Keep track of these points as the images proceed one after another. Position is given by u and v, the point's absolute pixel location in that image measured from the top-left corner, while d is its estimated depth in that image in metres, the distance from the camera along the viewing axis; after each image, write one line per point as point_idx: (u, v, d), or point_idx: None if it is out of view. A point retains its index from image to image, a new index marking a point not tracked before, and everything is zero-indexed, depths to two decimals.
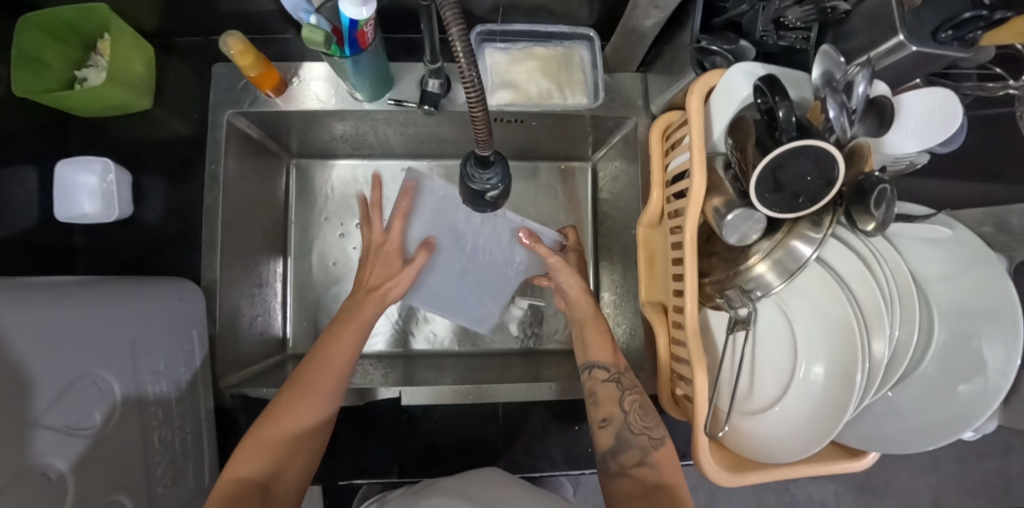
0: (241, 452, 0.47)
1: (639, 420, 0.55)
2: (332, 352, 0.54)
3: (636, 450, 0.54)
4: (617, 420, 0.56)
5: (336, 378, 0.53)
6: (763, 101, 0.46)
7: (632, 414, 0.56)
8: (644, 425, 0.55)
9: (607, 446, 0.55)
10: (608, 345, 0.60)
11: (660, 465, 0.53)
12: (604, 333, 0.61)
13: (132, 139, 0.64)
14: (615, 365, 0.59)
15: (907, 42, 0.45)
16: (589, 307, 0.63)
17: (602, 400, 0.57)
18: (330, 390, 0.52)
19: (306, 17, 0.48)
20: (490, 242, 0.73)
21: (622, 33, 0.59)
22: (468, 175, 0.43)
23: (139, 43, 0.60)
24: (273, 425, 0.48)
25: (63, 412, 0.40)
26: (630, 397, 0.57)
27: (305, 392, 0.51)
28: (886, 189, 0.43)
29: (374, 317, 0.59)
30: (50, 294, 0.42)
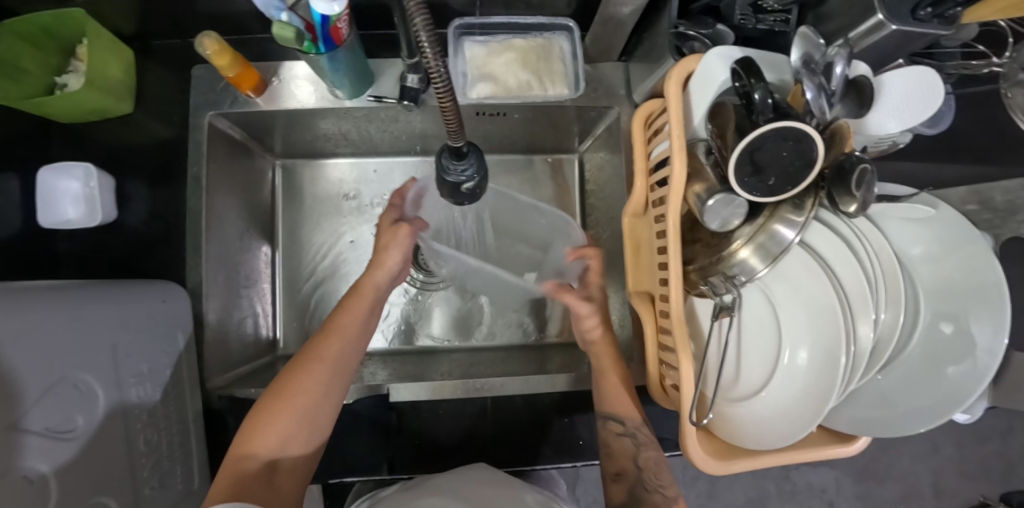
0: (249, 425, 0.46)
1: (654, 477, 0.56)
2: (344, 318, 0.53)
3: (650, 506, 0.55)
4: (631, 475, 0.57)
5: (342, 347, 0.51)
6: (741, 84, 0.45)
7: (647, 471, 0.57)
8: (659, 483, 0.56)
9: (620, 501, 0.57)
10: (628, 400, 0.57)
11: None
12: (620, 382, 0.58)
13: (113, 143, 0.64)
14: (629, 418, 0.57)
15: (887, 22, 0.44)
16: (609, 359, 0.59)
17: (616, 451, 0.58)
18: (340, 357, 0.51)
19: (276, 14, 0.45)
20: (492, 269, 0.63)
21: (600, 22, 0.58)
22: (443, 166, 0.43)
23: (118, 48, 0.60)
24: (283, 397, 0.47)
25: (42, 416, 0.39)
26: (645, 453, 0.57)
27: (312, 361, 0.49)
28: (866, 168, 0.43)
29: (385, 281, 0.57)
30: (28, 296, 0.42)
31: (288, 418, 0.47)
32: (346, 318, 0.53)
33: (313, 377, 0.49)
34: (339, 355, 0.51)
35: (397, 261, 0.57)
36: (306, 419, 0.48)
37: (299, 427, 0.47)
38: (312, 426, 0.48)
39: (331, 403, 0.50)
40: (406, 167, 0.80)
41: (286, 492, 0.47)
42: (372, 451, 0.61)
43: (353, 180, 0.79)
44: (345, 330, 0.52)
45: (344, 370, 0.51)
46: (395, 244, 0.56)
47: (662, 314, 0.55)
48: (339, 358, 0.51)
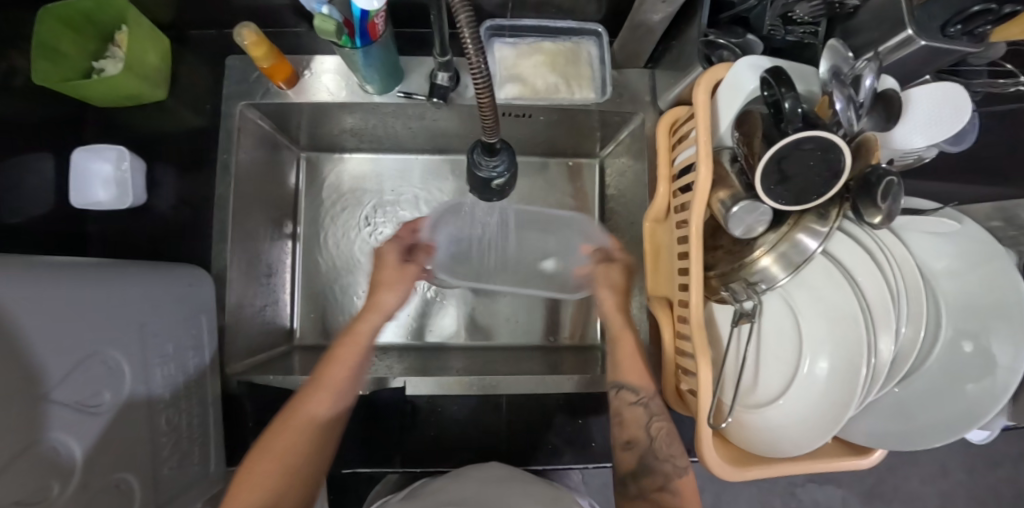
0: (233, 488, 0.47)
1: (665, 446, 0.57)
2: (334, 372, 0.54)
3: (659, 475, 0.57)
4: (641, 445, 0.57)
5: (329, 402, 0.52)
6: (770, 93, 0.46)
7: (658, 441, 0.57)
8: (670, 453, 0.57)
9: (630, 468, 0.57)
10: (642, 369, 0.58)
11: (682, 491, 0.55)
12: (636, 354, 0.59)
13: (145, 128, 0.65)
14: (644, 389, 0.58)
15: (915, 37, 0.45)
16: (623, 323, 0.61)
17: (626, 421, 0.58)
18: (326, 416, 0.52)
19: (318, 8, 0.47)
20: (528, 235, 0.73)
21: (629, 28, 0.59)
22: (475, 163, 0.44)
23: (155, 36, 0.62)
24: (262, 457, 0.48)
25: (72, 389, 0.40)
26: (656, 422, 0.58)
27: (294, 420, 0.51)
28: (892, 182, 0.44)
29: (374, 328, 0.59)
30: (66, 270, 0.43)
31: (268, 481, 0.47)
32: (332, 375, 0.54)
33: (291, 439, 0.49)
34: (323, 415, 0.52)
35: (391, 305, 0.60)
36: (290, 480, 0.48)
37: (281, 484, 0.48)
38: (295, 484, 0.49)
39: (314, 461, 0.50)
40: (426, 165, 0.81)
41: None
42: (384, 444, 0.61)
43: (375, 176, 0.80)
44: (330, 390, 0.53)
45: (328, 430, 0.52)
46: (393, 288, 0.60)
47: (682, 319, 0.55)
48: (322, 419, 0.51)
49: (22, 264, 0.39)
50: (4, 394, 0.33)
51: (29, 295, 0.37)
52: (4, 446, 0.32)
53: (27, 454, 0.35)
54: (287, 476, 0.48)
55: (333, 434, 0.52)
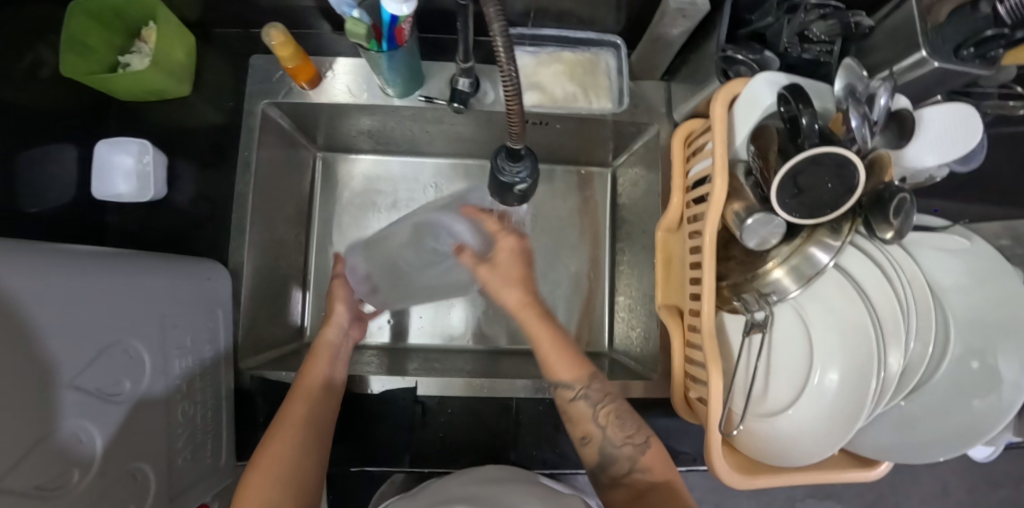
0: (241, 490, 0.47)
1: (619, 431, 0.54)
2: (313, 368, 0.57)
3: (624, 461, 0.53)
4: (596, 437, 0.54)
5: (306, 409, 0.53)
6: (787, 109, 0.47)
7: (610, 428, 0.54)
8: (625, 434, 0.54)
9: (595, 462, 0.55)
10: (567, 358, 0.56)
11: (650, 468, 0.53)
12: (558, 343, 0.57)
13: (167, 123, 0.66)
14: (578, 382, 0.55)
15: (929, 58, 0.47)
16: (533, 320, 0.57)
17: (575, 419, 0.55)
18: (317, 403, 0.54)
19: (347, 11, 0.48)
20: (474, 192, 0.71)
21: (648, 40, 0.61)
22: (499, 168, 0.47)
23: (182, 32, 0.63)
24: (268, 452, 0.49)
25: (95, 377, 0.40)
26: (604, 408, 0.55)
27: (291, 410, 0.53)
28: (904, 198, 0.45)
29: (337, 333, 0.62)
30: (94, 259, 0.43)
31: (274, 472, 0.48)
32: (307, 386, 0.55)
33: (290, 429, 0.51)
34: (315, 404, 0.54)
35: (342, 315, 0.64)
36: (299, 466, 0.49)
37: (279, 493, 0.47)
38: (294, 490, 0.48)
39: (316, 446, 0.52)
40: (438, 169, 0.82)
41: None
42: (391, 446, 0.62)
43: (389, 178, 0.81)
44: (316, 382, 0.56)
45: (324, 414, 0.54)
46: (340, 299, 0.66)
47: (692, 328, 0.56)
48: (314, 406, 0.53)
49: (54, 253, 0.40)
50: (26, 386, 0.33)
51: (59, 284, 0.38)
52: (18, 439, 0.33)
53: (45, 444, 0.35)
54: (291, 466, 0.49)
55: (329, 420, 0.54)
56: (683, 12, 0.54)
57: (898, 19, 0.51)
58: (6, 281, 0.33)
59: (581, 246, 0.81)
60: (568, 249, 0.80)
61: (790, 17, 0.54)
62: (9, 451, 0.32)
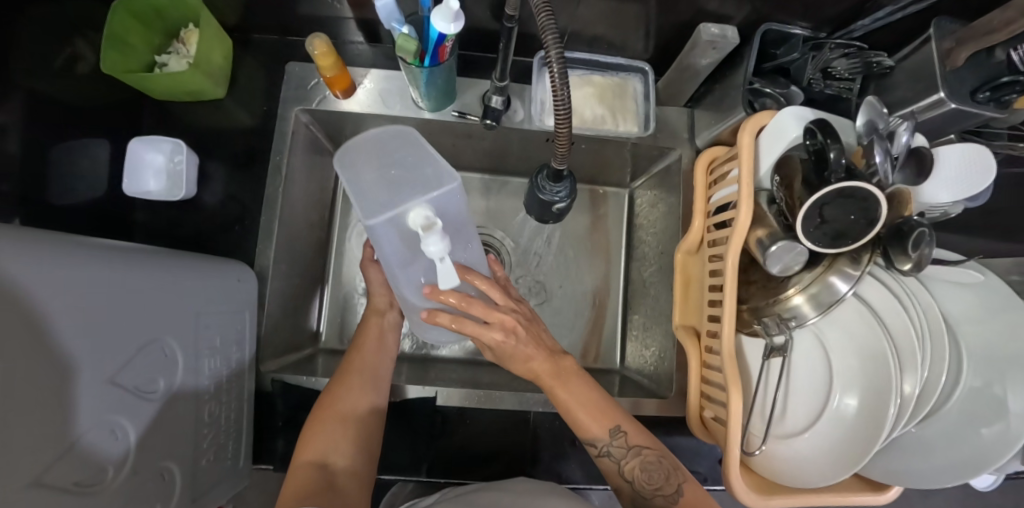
0: (304, 438, 0.52)
1: (648, 484, 0.51)
2: (365, 335, 0.61)
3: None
4: (627, 490, 0.53)
5: (361, 360, 0.58)
6: (813, 142, 0.49)
7: (638, 480, 0.52)
8: (655, 486, 0.51)
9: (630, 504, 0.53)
10: (587, 420, 0.52)
11: None
12: (579, 401, 0.53)
13: (200, 124, 0.67)
14: (600, 441, 0.52)
15: (947, 99, 0.50)
16: (547, 374, 0.53)
17: (608, 474, 0.53)
18: (369, 363, 0.58)
19: (397, 27, 0.51)
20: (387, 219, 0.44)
21: (677, 69, 0.64)
22: (541, 186, 0.56)
23: (221, 36, 0.64)
24: (325, 406, 0.54)
25: (134, 375, 0.41)
26: (629, 460, 0.52)
27: (347, 370, 0.57)
28: (923, 232, 0.46)
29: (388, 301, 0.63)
30: (139, 257, 0.44)
31: (331, 423, 0.52)
32: (365, 342, 0.60)
33: (347, 383, 0.56)
34: (369, 364, 0.58)
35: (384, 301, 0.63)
36: (352, 424, 0.53)
37: (341, 433, 0.52)
38: (351, 440, 0.52)
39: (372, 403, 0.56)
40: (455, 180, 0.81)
41: (350, 488, 0.49)
42: (406, 453, 0.63)
43: None
44: (371, 344, 0.60)
45: (377, 374, 0.58)
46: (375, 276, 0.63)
47: (710, 350, 0.58)
48: (367, 364, 0.58)
49: (102, 250, 0.41)
50: (66, 383, 0.34)
51: (106, 281, 0.38)
52: (54, 437, 0.33)
53: (85, 441, 0.36)
54: (344, 418, 0.53)
55: (383, 379, 0.58)
56: (714, 45, 0.57)
57: (919, 60, 0.54)
58: (54, 277, 0.34)
59: (596, 263, 0.81)
60: (584, 265, 0.81)
61: (815, 55, 0.59)
62: (47, 449, 0.32)
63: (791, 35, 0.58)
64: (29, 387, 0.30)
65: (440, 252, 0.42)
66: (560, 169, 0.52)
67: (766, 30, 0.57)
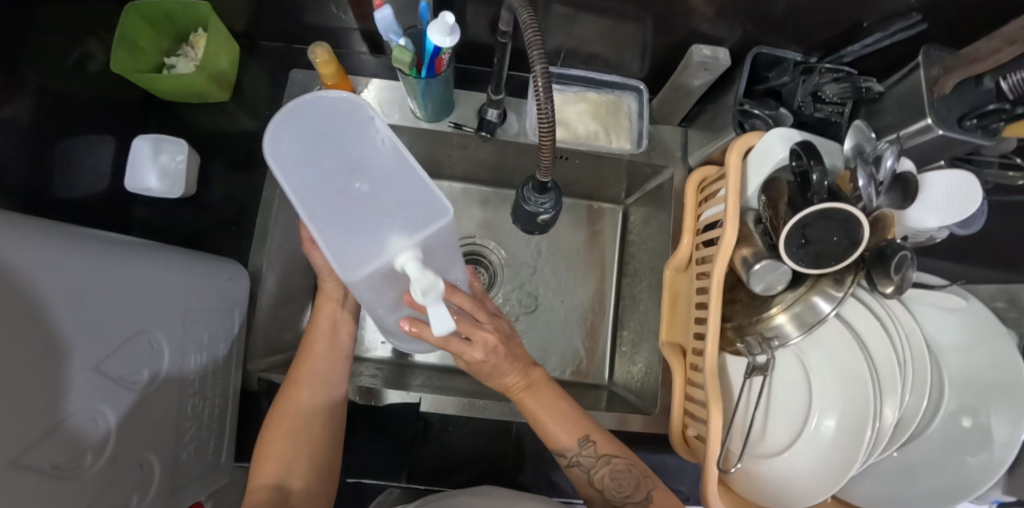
0: (257, 457, 0.51)
1: (616, 492, 0.52)
2: (314, 340, 0.57)
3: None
4: (596, 497, 0.54)
5: (313, 370, 0.55)
6: (798, 164, 0.50)
7: (608, 489, 0.53)
8: (624, 495, 0.52)
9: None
10: (557, 431, 0.53)
11: None
12: (548, 414, 0.53)
13: (205, 127, 0.70)
14: (569, 452, 0.53)
15: (933, 126, 0.51)
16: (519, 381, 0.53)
17: (577, 483, 0.54)
18: (322, 376, 0.56)
19: (395, 39, 0.53)
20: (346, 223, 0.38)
21: (671, 89, 0.65)
22: (526, 198, 0.57)
23: (228, 42, 0.66)
24: (276, 427, 0.52)
25: (120, 364, 0.42)
26: (601, 469, 0.53)
27: (296, 386, 0.54)
28: (905, 255, 0.47)
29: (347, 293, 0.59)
30: (133, 248, 0.46)
31: (285, 446, 0.51)
32: (316, 348, 0.56)
33: (299, 400, 0.53)
34: (323, 377, 0.56)
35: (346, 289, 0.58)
36: (306, 444, 0.52)
37: (296, 453, 0.51)
38: (308, 459, 0.52)
39: (327, 418, 0.55)
40: (451, 191, 0.82)
41: None
42: (390, 458, 0.63)
43: None
44: (324, 346, 0.57)
45: (331, 384, 0.56)
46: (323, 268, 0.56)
47: (694, 367, 0.58)
48: (319, 377, 0.55)
49: (97, 240, 0.42)
50: (53, 366, 0.35)
51: (100, 271, 0.39)
52: (41, 418, 0.34)
53: (64, 427, 0.36)
54: (296, 442, 0.52)
55: (339, 387, 0.56)
56: (706, 66, 0.58)
57: (907, 86, 0.55)
58: (46, 261, 0.34)
59: (588, 279, 0.81)
60: (575, 280, 0.81)
61: (805, 78, 0.59)
62: (29, 430, 0.33)
63: (783, 59, 0.60)
64: (19, 367, 0.31)
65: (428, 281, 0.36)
66: (544, 181, 0.53)
67: (758, 52, 0.59)
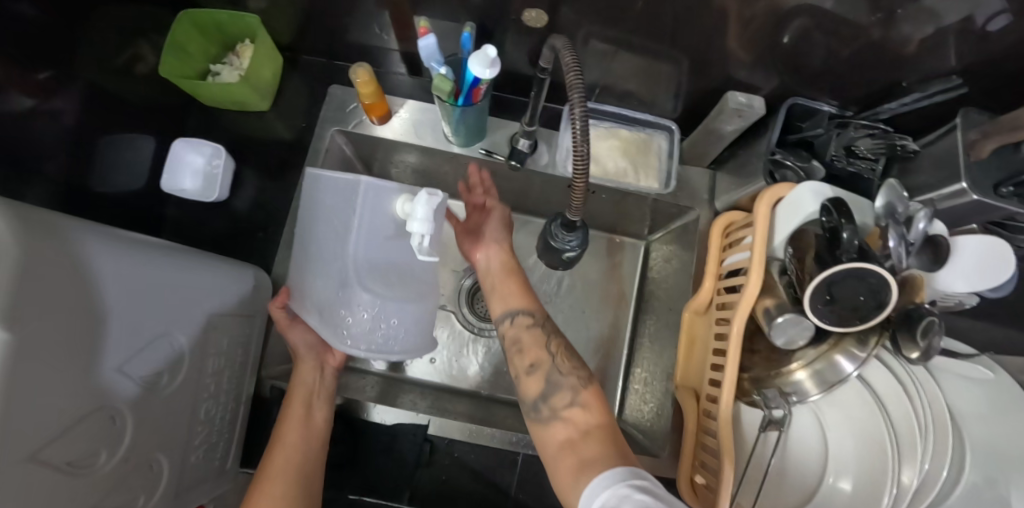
0: None
1: (566, 362, 0.51)
2: (286, 432, 0.55)
3: (567, 391, 0.49)
4: (545, 364, 0.51)
5: (286, 457, 0.53)
6: (828, 220, 0.49)
7: (558, 357, 0.52)
8: (573, 367, 0.51)
9: (537, 392, 0.50)
10: (524, 295, 0.57)
11: (591, 404, 0.48)
12: (519, 288, 0.58)
13: (243, 134, 0.72)
14: (532, 310, 0.55)
15: (969, 189, 0.50)
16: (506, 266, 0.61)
17: (527, 345, 0.53)
18: (295, 464, 0.53)
19: (436, 66, 0.54)
20: (360, 243, 0.55)
21: (703, 132, 0.66)
22: (553, 233, 0.58)
23: (273, 55, 0.69)
24: None
25: (140, 366, 0.42)
26: (557, 342, 0.53)
27: (267, 477, 0.51)
28: (932, 321, 0.46)
29: (315, 374, 0.60)
30: (164, 251, 0.47)
31: None
32: (288, 431, 0.55)
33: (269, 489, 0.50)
34: (298, 463, 0.53)
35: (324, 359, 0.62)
36: None
37: None
38: None
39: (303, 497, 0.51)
40: None
41: None
42: (394, 479, 0.63)
43: None
44: (298, 426, 0.56)
45: (305, 467, 0.53)
46: (297, 337, 0.61)
47: (707, 414, 0.57)
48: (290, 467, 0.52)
49: (131, 241, 0.43)
50: (76, 366, 0.35)
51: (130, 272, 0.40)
52: (61, 417, 0.34)
53: (81, 426, 0.37)
54: None
55: (315, 464, 0.55)
56: (740, 112, 0.58)
57: (944, 149, 0.54)
58: (81, 262, 0.36)
59: (604, 313, 0.81)
60: (591, 313, 0.81)
61: (839, 132, 0.60)
62: (50, 427, 0.33)
63: (817, 110, 0.60)
64: (46, 366, 0.32)
65: (422, 227, 0.52)
66: (573, 220, 0.54)
67: (793, 103, 0.59)
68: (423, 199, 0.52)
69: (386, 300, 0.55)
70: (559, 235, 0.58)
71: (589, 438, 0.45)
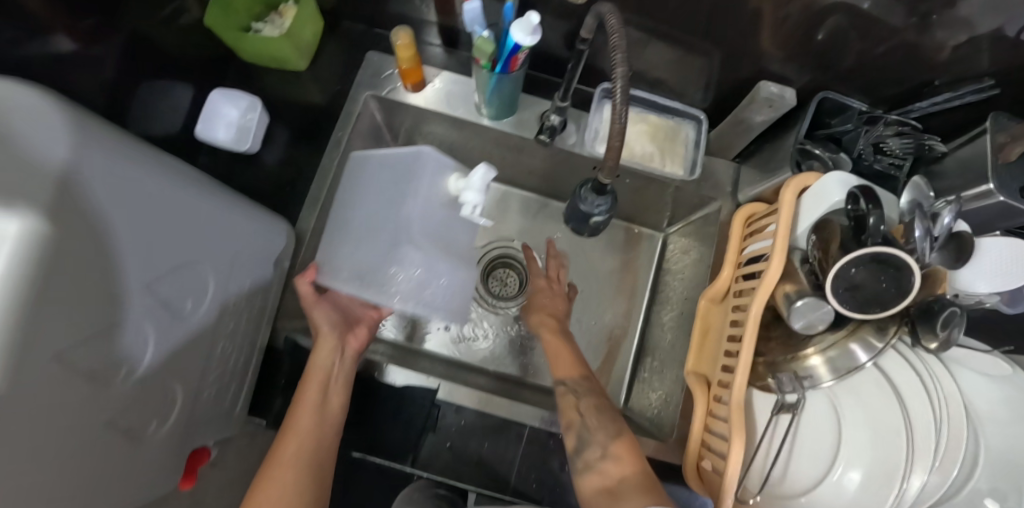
0: None
1: (596, 423, 0.56)
2: (298, 417, 0.54)
3: (597, 447, 0.54)
4: (576, 427, 0.57)
5: (297, 444, 0.53)
6: (853, 207, 0.50)
7: (590, 419, 0.57)
8: (599, 426, 0.56)
9: (572, 447, 0.56)
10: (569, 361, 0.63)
11: (621, 456, 0.52)
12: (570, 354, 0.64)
13: (278, 92, 0.73)
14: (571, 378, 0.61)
15: (995, 191, 0.50)
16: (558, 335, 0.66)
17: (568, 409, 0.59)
18: (310, 450, 0.53)
19: (478, 32, 0.56)
20: (416, 206, 0.57)
21: (731, 122, 0.66)
22: (582, 198, 0.60)
23: (316, 17, 0.70)
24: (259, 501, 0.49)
25: (166, 290, 0.43)
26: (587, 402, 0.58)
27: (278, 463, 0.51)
28: (954, 312, 0.48)
29: (332, 358, 0.59)
30: (199, 181, 0.47)
31: None
32: (302, 413, 0.55)
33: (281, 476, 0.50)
34: (313, 446, 0.53)
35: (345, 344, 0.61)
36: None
37: None
38: None
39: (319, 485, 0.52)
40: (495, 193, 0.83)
41: None
42: (398, 443, 0.63)
43: None
44: (313, 409, 0.55)
45: (319, 453, 0.53)
46: (319, 317, 0.60)
47: (718, 398, 0.57)
48: (301, 457, 0.52)
49: (171, 164, 0.43)
50: (109, 272, 0.35)
51: (166, 191, 0.41)
52: (91, 321, 0.34)
53: (109, 335, 0.37)
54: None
55: (330, 449, 0.55)
56: (771, 102, 0.59)
57: (971, 151, 0.55)
58: (120, 169, 0.36)
59: (617, 301, 0.81)
60: (604, 301, 0.81)
61: (867, 129, 0.60)
62: (81, 326, 0.33)
63: (847, 107, 0.60)
64: (82, 264, 0.32)
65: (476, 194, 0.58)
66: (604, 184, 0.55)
67: (822, 98, 0.59)
68: (480, 173, 0.57)
69: (436, 259, 0.58)
70: (588, 199, 0.60)
71: (625, 489, 0.49)
